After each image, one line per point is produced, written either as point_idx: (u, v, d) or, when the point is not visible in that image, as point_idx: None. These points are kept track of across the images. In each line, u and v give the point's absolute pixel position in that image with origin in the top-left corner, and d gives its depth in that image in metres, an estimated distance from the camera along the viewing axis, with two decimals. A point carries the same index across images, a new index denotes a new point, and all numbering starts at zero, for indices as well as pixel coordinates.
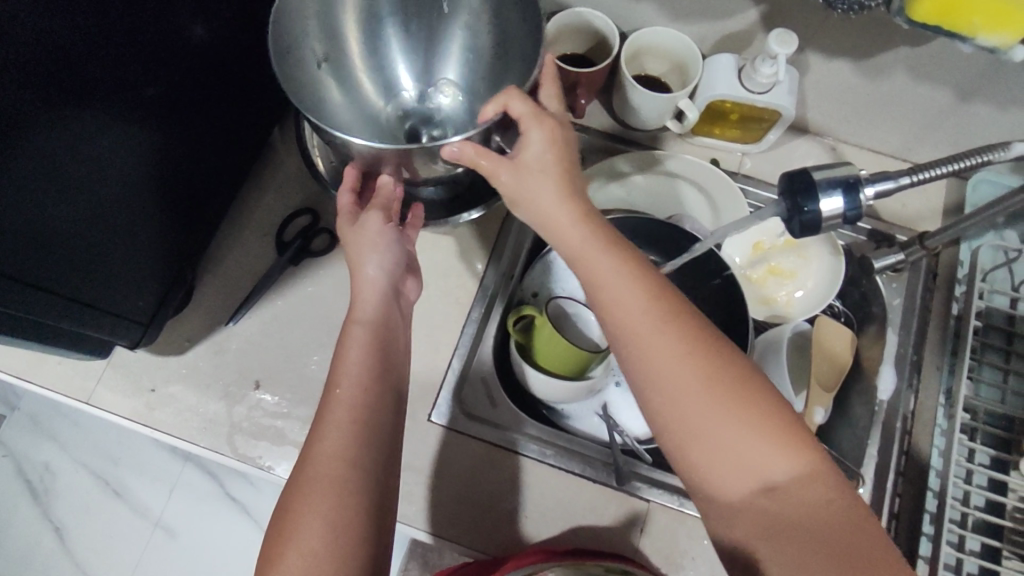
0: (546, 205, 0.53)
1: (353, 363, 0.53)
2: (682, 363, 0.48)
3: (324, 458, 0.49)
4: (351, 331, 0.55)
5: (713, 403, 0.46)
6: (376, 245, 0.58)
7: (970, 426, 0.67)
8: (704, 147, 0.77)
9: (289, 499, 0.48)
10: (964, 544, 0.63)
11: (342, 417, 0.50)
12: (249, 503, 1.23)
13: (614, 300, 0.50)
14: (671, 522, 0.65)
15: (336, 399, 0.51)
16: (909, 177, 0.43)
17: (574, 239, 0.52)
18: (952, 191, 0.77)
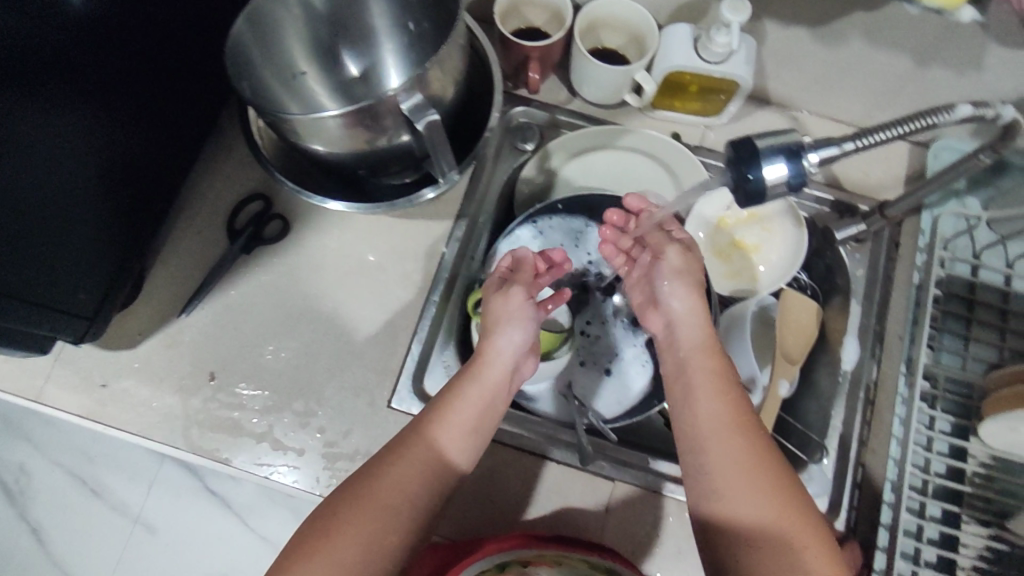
0: (684, 304, 0.60)
1: (454, 428, 0.56)
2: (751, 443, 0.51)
3: (381, 496, 0.52)
4: (455, 387, 0.57)
5: (762, 476, 0.50)
6: (519, 318, 0.61)
7: (931, 394, 0.67)
8: (665, 121, 0.75)
9: (338, 504, 0.51)
10: (925, 511, 0.64)
11: (419, 471, 0.53)
12: (231, 498, 1.20)
13: (704, 371, 0.55)
14: (636, 499, 0.65)
15: (423, 443, 0.55)
16: (853, 142, 0.42)
17: (694, 327, 0.59)
18: (915, 159, 0.76)
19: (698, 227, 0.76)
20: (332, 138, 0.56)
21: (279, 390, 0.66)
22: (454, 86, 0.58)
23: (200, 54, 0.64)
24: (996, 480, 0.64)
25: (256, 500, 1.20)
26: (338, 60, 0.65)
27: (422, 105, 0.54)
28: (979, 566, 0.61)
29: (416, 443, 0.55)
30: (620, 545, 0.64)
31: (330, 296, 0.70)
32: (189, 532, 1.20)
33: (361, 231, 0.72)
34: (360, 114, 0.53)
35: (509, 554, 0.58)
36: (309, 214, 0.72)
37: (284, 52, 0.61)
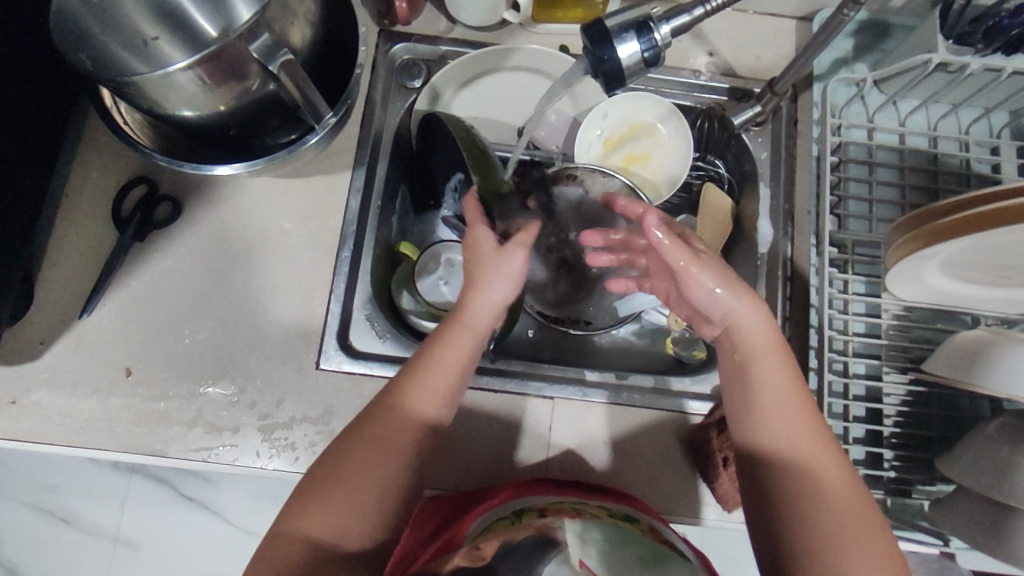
0: (752, 325, 0.54)
1: (435, 385, 0.54)
2: (792, 403, 0.52)
3: (362, 462, 0.50)
4: (431, 348, 0.55)
5: (821, 448, 0.51)
6: (499, 272, 0.57)
7: (842, 260, 0.69)
8: (551, 34, 0.73)
9: (324, 473, 0.50)
10: (848, 370, 0.66)
11: (402, 429, 0.52)
12: (208, 500, 1.05)
13: (760, 347, 0.54)
14: (577, 413, 0.67)
15: (410, 397, 0.53)
16: (702, 7, 0.42)
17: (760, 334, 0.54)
18: (802, 35, 0.76)
19: (585, 149, 0.73)
20: (197, 98, 0.53)
21: (202, 373, 0.64)
22: (308, 26, 0.56)
23: (41, 37, 0.60)
24: (913, 329, 0.68)
25: (247, 501, 1.06)
26: (193, 22, 0.60)
27: (275, 44, 0.52)
28: (901, 410, 0.65)
29: (399, 399, 0.53)
30: (570, 458, 0.66)
31: (237, 270, 0.67)
32: (180, 541, 1.06)
33: (256, 199, 0.69)
34: (211, 63, 0.50)
35: (524, 503, 0.58)
36: (197, 189, 0.69)
37: (124, 18, 0.56)
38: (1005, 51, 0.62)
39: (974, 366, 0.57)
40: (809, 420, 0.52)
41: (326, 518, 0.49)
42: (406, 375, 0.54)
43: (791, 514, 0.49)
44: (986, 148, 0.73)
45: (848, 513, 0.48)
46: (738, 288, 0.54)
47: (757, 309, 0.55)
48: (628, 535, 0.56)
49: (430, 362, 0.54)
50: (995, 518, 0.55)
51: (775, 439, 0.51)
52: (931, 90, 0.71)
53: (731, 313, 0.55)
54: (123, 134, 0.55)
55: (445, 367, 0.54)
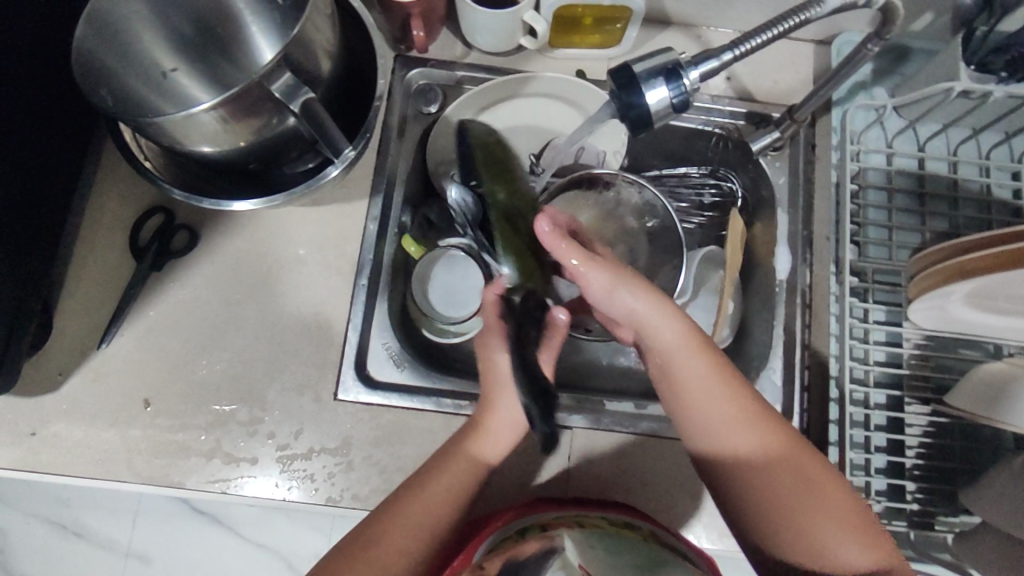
0: (657, 324, 0.54)
1: (497, 446, 0.60)
2: (717, 398, 0.53)
3: (414, 511, 0.56)
4: (474, 423, 0.60)
5: (760, 447, 0.52)
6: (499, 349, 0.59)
7: (862, 288, 0.68)
8: (567, 59, 0.73)
9: (380, 524, 0.55)
10: (869, 400, 0.66)
11: (468, 483, 0.58)
12: (221, 514, 1.05)
13: (675, 356, 0.54)
14: (594, 442, 0.67)
15: (468, 462, 0.59)
16: (730, 52, 0.42)
17: (668, 335, 0.54)
18: (821, 58, 0.75)
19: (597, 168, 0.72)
20: (218, 136, 0.53)
21: (219, 404, 0.64)
22: (328, 60, 0.56)
23: (64, 70, 0.60)
24: (933, 358, 0.67)
25: (260, 517, 1.05)
26: (212, 55, 0.60)
27: (296, 82, 0.52)
28: (923, 442, 0.64)
29: (455, 457, 0.59)
30: (588, 488, 0.66)
31: (254, 299, 0.67)
32: (192, 558, 1.06)
33: (273, 227, 0.69)
34: (233, 103, 0.50)
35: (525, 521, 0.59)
36: (215, 218, 0.68)
37: (142, 51, 0.56)
38: None
39: (999, 401, 0.56)
40: (738, 415, 0.52)
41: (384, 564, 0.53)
42: (466, 430, 0.60)
43: (766, 525, 0.51)
44: (1007, 173, 0.72)
45: (812, 497, 0.50)
46: (640, 293, 0.54)
47: (653, 308, 0.54)
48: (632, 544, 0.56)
49: (481, 424, 0.60)
50: (1019, 555, 0.55)
51: (706, 439, 0.53)
52: (952, 116, 0.70)
53: (637, 312, 0.55)
54: (147, 171, 0.56)
55: (497, 430, 0.60)
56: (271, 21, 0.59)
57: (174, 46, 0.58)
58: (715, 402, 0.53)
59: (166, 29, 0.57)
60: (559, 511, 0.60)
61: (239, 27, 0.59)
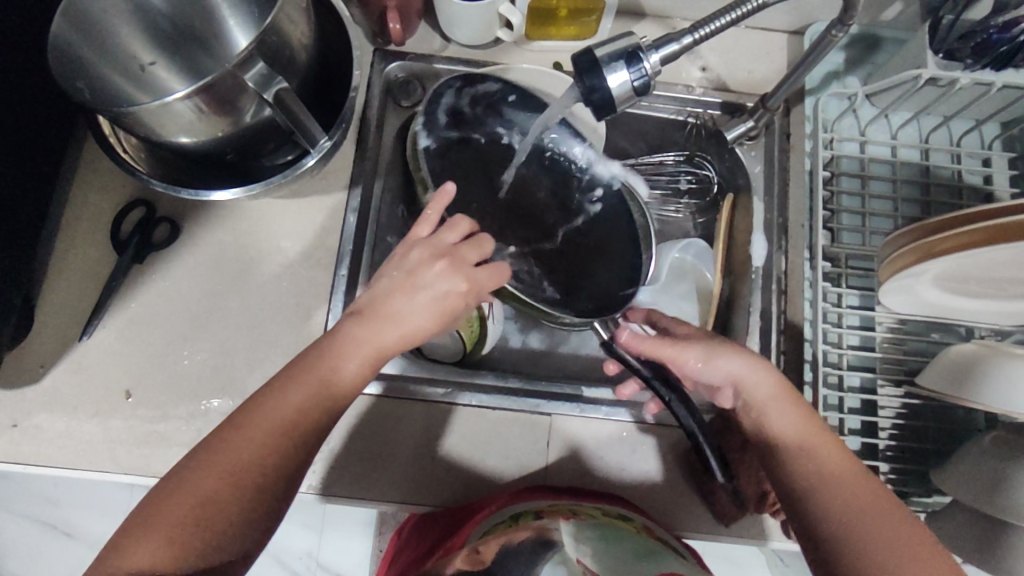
0: (748, 376, 0.56)
1: (277, 407, 0.48)
2: (811, 443, 0.53)
3: (237, 440, 0.47)
4: (324, 351, 0.51)
5: (846, 480, 0.51)
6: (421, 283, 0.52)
7: (835, 273, 0.70)
8: (543, 51, 0.74)
9: (194, 463, 0.46)
10: (844, 383, 0.67)
11: (265, 437, 0.47)
12: None
13: (764, 400, 0.55)
14: (573, 428, 0.68)
15: (313, 380, 0.50)
16: (689, 36, 0.43)
17: (766, 385, 0.56)
18: (794, 49, 0.76)
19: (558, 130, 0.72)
20: (192, 125, 0.54)
21: (201, 394, 0.65)
22: (302, 50, 0.57)
23: (41, 64, 0.60)
24: (906, 342, 0.68)
25: None
26: (189, 49, 0.61)
27: (269, 72, 0.53)
28: (897, 423, 0.66)
29: (276, 398, 0.49)
30: (568, 474, 0.67)
31: (235, 291, 0.68)
32: None
33: (253, 219, 0.70)
34: (207, 92, 0.50)
35: (522, 505, 0.62)
36: (195, 211, 0.69)
37: (119, 46, 0.57)
38: (993, 66, 0.63)
39: (967, 381, 0.57)
40: (829, 454, 0.53)
41: (156, 551, 0.43)
42: (302, 360, 0.51)
43: (826, 518, 0.50)
44: (978, 160, 0.73)
45: (865, 516, 0.49)
46: (713, 351, 0.56)
47: (737, 355, 0.56)
48: (620, 533, 0.59)
49: (322, 360, 0.50)
50: (989, 533, 0.56)
51: (783, 429, 0.54)
52: (923, 103, 0.72)
53: (735, 377, 0.56)
54: (123, 161, 0.56)
55: (316, 371, 0.50)
56: (246, 14, 0.59)
57: (150, 41, 0.59)
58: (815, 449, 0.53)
59: (142, 25, 0.58)
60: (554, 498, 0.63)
61: (216, 21, 0.60)
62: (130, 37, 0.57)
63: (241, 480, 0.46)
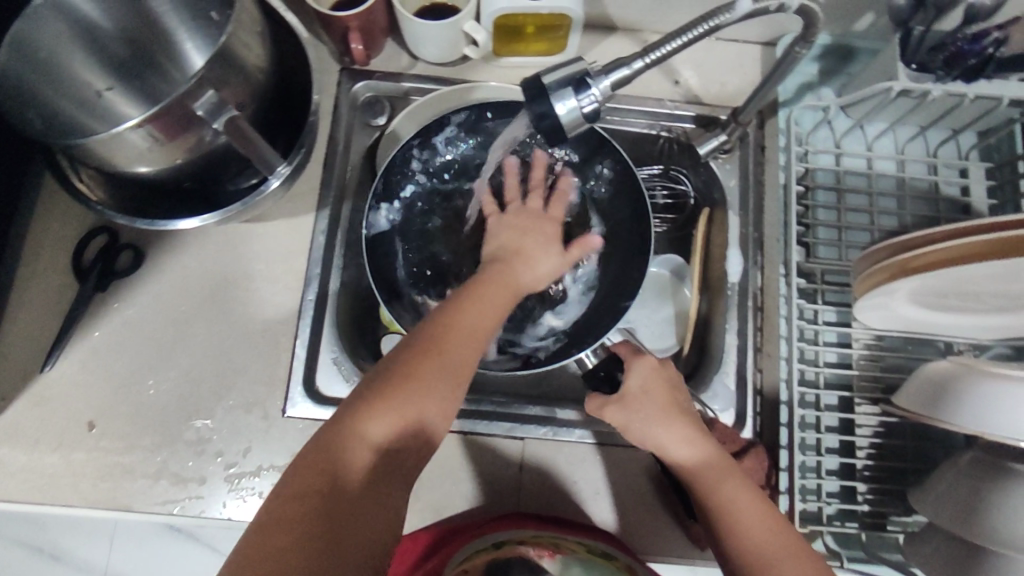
0: (661, 431, 0.55)
1: (367, 427, 0.46)
2: (726, 481, 0.52)
3: (294, 513, 0.42)
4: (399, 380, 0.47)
5: (761, 517, 0.51)
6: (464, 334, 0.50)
7: (811, 289, 0.69)
8: (512, 67, 0.73)
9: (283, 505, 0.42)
10: (821, 401, 0.66)
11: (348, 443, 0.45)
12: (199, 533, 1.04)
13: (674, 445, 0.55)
14: (547, 451, 0.66)
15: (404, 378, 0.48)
16: (642, 60, 0.42)
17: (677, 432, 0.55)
18: (767, 60, 0.75)
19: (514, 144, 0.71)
20: (146, 155, 0.53)
21: (166, 424, 0.64)
22: (257, 75, 0.56)
23: None
24: (884, 358, 0.68)
25: None
26: (145, 74, 0.61)
27: (221, 101, 0.52)
28: (874, 442, 0.65)
29: (335, 452, 0.45)
30: (542, 499, 0.66)
31: (201, 318, 0.67)
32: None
33: (220, 244, 0.69)
34: (156, 122, 0.49)
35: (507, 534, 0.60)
36: (160, 237, 0.68)
37: (73, 75, 0.56)
38: (965, 78, 0.62)
39: (943, 400, 0.56)
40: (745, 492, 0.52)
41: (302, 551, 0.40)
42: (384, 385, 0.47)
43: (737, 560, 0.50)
44: (954, 170, 0.73)
45: (766, 549, 0.50)
46: (660, 411, 0.55)
47: (660, 404, 0.56)
48: (604, 573, 0.58)
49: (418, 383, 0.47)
50: (966, 557, 0.55)
51: (683, 455, 0.54)
52: (897, 114, 0.71)
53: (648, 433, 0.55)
54: (79, 192, 0.55)
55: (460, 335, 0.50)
56: (204, 39, 0.59)
57: (105, 69, 0.58)
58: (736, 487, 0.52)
59: (95, 53, 0.57)
60: (537, 528, 0.61)
61: (172, 47, 0.60)
62: (84, 67, 0.57)
63: (312, 544, 0.41)
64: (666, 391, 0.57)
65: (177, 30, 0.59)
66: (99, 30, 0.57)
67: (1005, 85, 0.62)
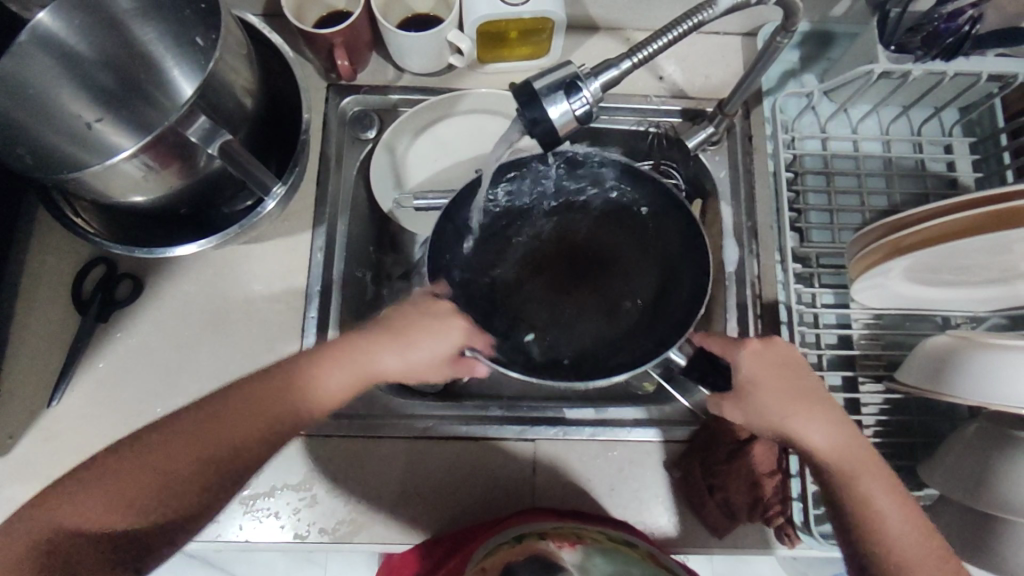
0: (820, 425, 0.54)
1: (166, 458, 0.49)
2: (868, 465, 0.53)
3: (157, 454, 0.49)
4: (269, 388, 0.52)
5: (898, 506, 0.52)
6: (343, 365, 0.53)
7: (808, 274, 0.69)
8: (500, 72, 0.73)
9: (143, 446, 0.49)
10: (825, 382, 0.67)
11: (186, 455, 0.49)
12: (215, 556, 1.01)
13: (817, 430, 0.53)
14: (559, 452, 0.67)
15: (278, 392, 0.52)
16: (629, 60, 0.43)
17: (814, 412, 0.54)
18: (748, 50, 0.76)
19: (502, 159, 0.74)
20: (142, 184, 0.53)
21: None
22: (247, 95, 0.57)
23: None
24: (884, 336, 0.69)
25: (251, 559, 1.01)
26: (135, 103, 0.61)
27: (214, 126, 0.52)
28: (880, 420, 0.66)
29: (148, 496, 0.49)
30: (556, 499, 0.66)
31: (204, 342, 0.67)
32: None
33: (218, 267, 0.69)
34: (151, 150, 0.49)
35: (524, 527, 0.59)
36: (157, 264, 0.68)
37: (61, 108, 0.56)
38: (943, 57, 0.63)
39: (943, 373, 0.57)
40: (879, 476, 0.53)
41: (113, 519, 0.48)
42: (256, 394, 0.51)
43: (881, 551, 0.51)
44: (940, 147, 0.74)
45: (908, 534, 0.52)
46: (795, 407, 0.54)
47: (790, 399, 0.54)
48: (628, 560, 0.57)
49: (297, 378, 0.53)
50: (978, 527, 0.55)
51: (814, 433, 0.53)
52: (880, 96, 0.72)
53: (784, 407, 0.54)
54: (73, 224, 0.55)
55: (251, 401, 0.51)
56: (188, 63, 0.59)
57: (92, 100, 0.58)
58: (869, 470, 0.53)
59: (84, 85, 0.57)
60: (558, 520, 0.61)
61: (160, 74, 0.60)
62: (71, 97, 0.57)
63: (168, 468, 0.49)
64: (790, 376, 0.55)
65: (160, 57, 0.59)
66: (86, 62, 0.57)
67: (982, 61, 0.64)
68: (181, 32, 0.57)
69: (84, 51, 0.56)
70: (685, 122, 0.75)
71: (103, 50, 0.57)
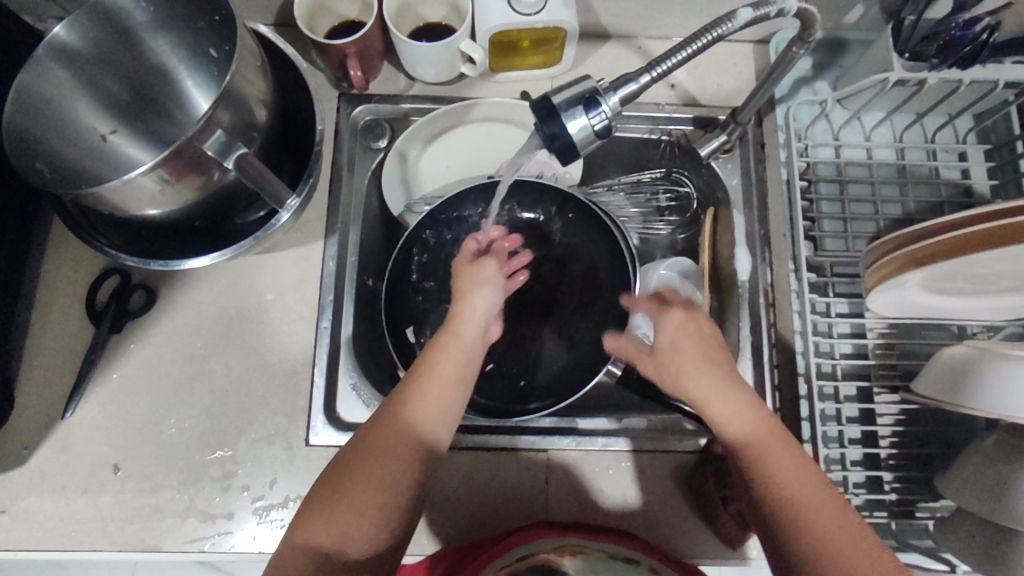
0: (725, 397, 0.50)
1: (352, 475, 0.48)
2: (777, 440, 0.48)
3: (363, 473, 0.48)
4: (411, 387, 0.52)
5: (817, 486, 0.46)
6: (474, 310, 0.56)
7: (822, 283, 0.69)
8: (511, 81, 0.73)
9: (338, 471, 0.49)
10: (840, 392, 0.66)
11: (405, 449, 0.49)
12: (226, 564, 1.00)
13: (719, 397, 0.50)
14: (571, 462, 0.66)
15: (411, 409, 0.51)
16: (648, 74, 0.43)
17: (714, 382, 0.51)
18: (760, 58, 0.76)
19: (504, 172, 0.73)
20: (157, 197, 0.53)
21: (191, 461, 0.64)
22: (262, 107, 0.57)
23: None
24: (899, 345, 0.68)
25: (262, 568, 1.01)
26: (147, 114, 0.61)
27: (229, 138, 0.52)
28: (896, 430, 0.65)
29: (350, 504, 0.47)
30: (569, 509, 0.66)
31: (217, 352, 0.67)
32: None
33: (230, 277, 0.69)
34: (167, 164, 0.49)
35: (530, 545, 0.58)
36: (170, 274, 0.68)
37: (76, 121, 0.56)
38: (959, 65, 0.63)
39: (961, 385, 0.57)
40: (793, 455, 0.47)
41: (362, 535, 0.47)
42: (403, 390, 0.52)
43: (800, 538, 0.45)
44: (953, 154, 0.73)
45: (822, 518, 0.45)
46: (698, 365, 0.52)
47: (696, 361, 0.52)
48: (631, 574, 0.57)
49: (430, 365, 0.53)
50: (996, 540, 0.55)
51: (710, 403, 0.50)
52: (893, 103, 0.71)
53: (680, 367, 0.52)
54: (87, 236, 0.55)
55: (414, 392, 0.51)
56: (200, 75, 0.59)
57: (106, 112, 0.59)
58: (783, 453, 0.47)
59: (98, 97, 0.58)
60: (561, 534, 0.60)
61: (172, 85, 0.60)
62: (85, 110, 0.57)
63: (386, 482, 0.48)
64: (698, 342, 0.53)
65: (174, 68, 0.59)
66: (100, 74, 0.57)
67: (999, 69, 0.63)
68: (194, 44, 0.57)
69: (98, 64, 0.56)
70: (698, 131, 0.74)
71: (117, 62, 0.57)
